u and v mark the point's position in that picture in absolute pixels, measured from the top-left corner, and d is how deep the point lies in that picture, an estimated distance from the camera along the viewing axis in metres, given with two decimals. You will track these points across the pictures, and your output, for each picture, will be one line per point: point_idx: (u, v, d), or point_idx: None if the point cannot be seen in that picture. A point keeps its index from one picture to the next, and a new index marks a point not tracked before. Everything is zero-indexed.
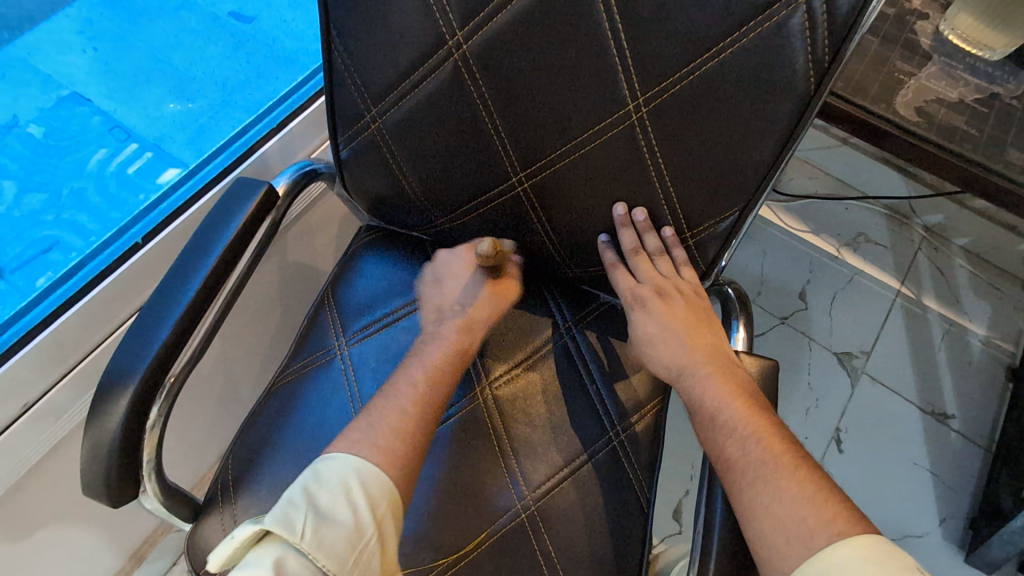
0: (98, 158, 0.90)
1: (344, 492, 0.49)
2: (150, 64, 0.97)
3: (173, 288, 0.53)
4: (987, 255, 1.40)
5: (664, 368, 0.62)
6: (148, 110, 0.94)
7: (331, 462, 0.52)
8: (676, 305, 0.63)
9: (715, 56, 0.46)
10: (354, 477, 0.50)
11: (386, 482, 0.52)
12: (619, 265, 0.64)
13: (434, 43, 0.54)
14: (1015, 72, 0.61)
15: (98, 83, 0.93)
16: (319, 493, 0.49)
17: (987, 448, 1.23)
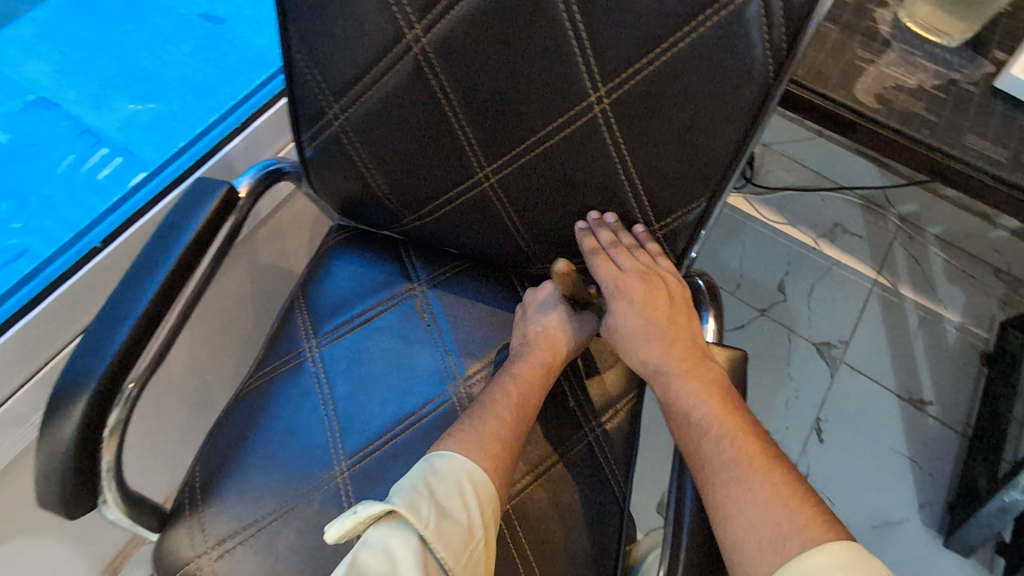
0: (68, 165, 0.88)
1: (459, 491, 0.53)
2: (119, 68, 0.94)
3: (130, 293, 0.52)
4: (960, 243, 1.41)
5: (645, 362, 0.61)
6: (119, 116, 0.91)
7: (446, 460, 0.55)
8: (659, 296, 0.61)
9: (674, 45, 0.46)
10: (467, 480, 0.54)
11: (492, 488, 0.55)
12: (599, 252, 0.61)
13: (393, 38, 0.53)
14: (972, 58, 0.62)
15: (69, 88, 0.91)
16: (438, 487, 0.53)
17: (963, 433, 1.24)
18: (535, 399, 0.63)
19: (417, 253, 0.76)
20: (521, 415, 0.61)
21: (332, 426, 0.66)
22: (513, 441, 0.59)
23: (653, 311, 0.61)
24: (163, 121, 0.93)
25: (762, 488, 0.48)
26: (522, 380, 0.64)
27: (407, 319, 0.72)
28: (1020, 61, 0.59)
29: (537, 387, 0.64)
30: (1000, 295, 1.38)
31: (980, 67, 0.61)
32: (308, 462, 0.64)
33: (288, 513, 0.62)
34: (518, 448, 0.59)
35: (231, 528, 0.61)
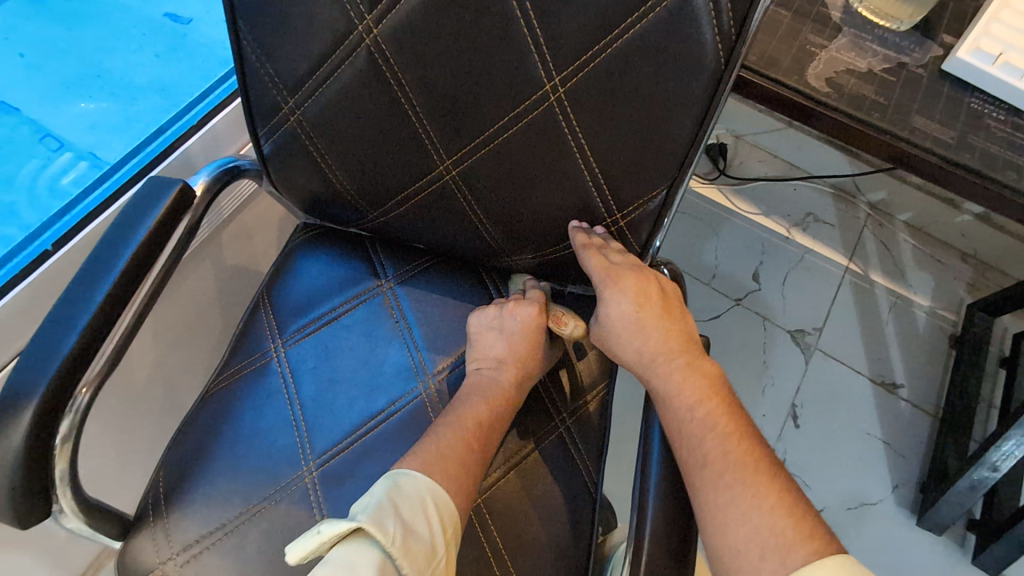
0: (30, 170, 0.86)
1: (422, 507, 0.52)
2: (82, 71, 0.92)
3: (79, 296, 0.51)
4: (928, 228, 1.44)
5: (639, 357, 0.59)
6: (82, 118, 0.90)
7: (410, 477, 0.54)
8: (652, 289, 0.60)
9: (625, 32, 0.46)
10: (431, 496, 0.53)
11: (453, 506, 0.54)
12: (589, 246, 0.60)
13: (344, 30, 0.53)
14: (921, 42, 0.63)
15: (31, 91, 0.88)
16: (402, 504, 0.51)
17: (934, 415, 1.27)
18: (501, 414, 0.63)
19: (384, 250, 0.76)
20: (482, 431, 0.61)
21: (299, 426, 0.65)
22: (468, 450, 0.59)
23: (647, 302, 0.59)
24: (127, 122, 0.92)
25: (723, 476, 0.48)
26: (486, 398, 0.63)
27: (375, 317, 0.71)
28: (966, 44, 0.60)
29: (502, 403, 0.63)
30: (966, 278, 1.41)
31: (928, 51, 0.63)
32: (275, 464, 0.63)
33: (256, 516, 0.61)
34: (479, 461, 0.59)
35: (197, 533, 0.60)
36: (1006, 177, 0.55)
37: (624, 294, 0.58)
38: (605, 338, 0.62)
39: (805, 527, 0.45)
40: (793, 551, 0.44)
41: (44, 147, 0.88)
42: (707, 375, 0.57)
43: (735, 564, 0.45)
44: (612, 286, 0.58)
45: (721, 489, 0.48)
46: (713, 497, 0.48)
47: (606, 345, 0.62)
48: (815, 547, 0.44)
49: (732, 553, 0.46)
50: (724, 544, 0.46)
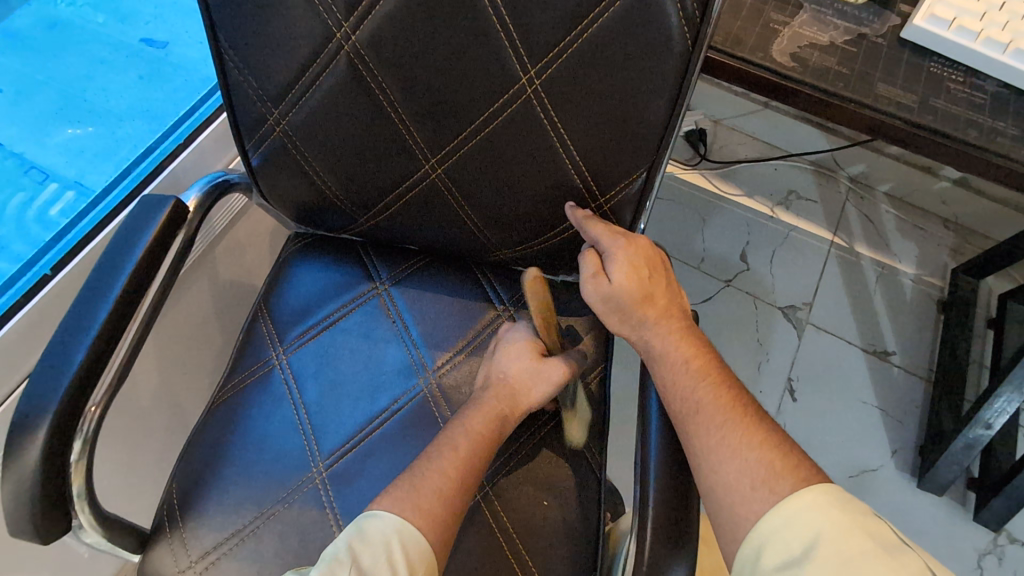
0: (18, 203, 0.87)
1: (386, 553, 0.50)
2: (64, 102, 0.93)
3: (84, 314, 0.52)
4: (908, 197, 1.47)
5: (647, 325, 0.59)
6: (67, 146, 0.91)
7: (375, 520, 0.52)
8: (656, 257, 0.61)
9: (594, 20, 0.48)
10: (395, 539, 0.51)
11: (426, 547, 0.52)
12: (592, 219, 0.61)
13: (324, 37, 0.54)
14: (880, 13, 0.65)
15: (13, 124, 0.88)
16: (363, 552, 0.50)
17: (927, 378, 1.30)
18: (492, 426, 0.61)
19: (377, 253, 0.77)
20: (479, 438, 0.60)
21: (306, 429, 0.67)
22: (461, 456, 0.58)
23: (653, 271, 0.60)
24: (118, 143, 0.94)
25: (716, 419, 0.51)
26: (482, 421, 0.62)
27: (372, 318, 0.73)
28: (922, 11, 0.62)
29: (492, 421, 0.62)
30: (948, 244, 1.44)
31: (887, 20, 0.65)
32: (284, 467, 0.65)
33: (271, 518, 0.62)
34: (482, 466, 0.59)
35: (214, 541, 0.61)
36: (967, 134, 0.58)
37: (634, 260, 0.59)
38: (608, 311, 0.61)
39: (791, 459, 0.48)
40: (781, 481, 0.46)
41: (38, 177, 0.89)
42: (697, 338, 0.59)
43: (727, 498, 0.47)
44: (626, 252, 0.58)
45: (711, 434, 0.50)
46: (706, 442, 0.50)
47: (614, 322, 0.61)
48: (801, 476, 0.46)
49: (725, 490, 0.47)
50: (715, 486, 0.48)
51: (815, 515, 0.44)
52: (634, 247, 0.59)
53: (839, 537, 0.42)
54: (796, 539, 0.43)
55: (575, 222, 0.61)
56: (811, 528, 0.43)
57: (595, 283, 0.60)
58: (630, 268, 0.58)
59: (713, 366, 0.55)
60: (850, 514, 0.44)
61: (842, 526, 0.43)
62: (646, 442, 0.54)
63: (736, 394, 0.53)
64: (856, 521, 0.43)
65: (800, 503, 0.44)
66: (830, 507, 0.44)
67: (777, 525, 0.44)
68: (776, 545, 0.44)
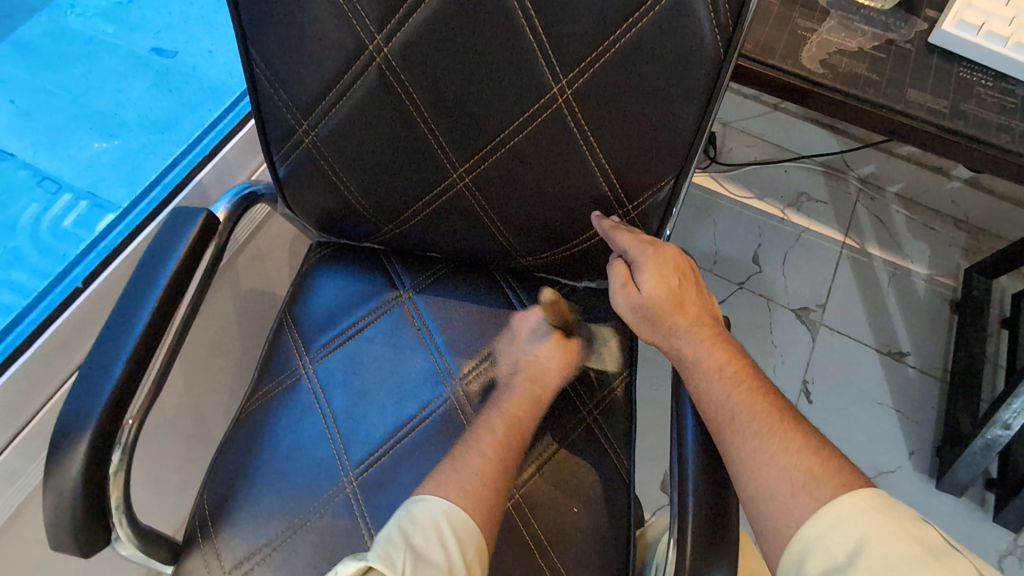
0: (30, 215, 0.87)
1: (436, 534, 0.51)
2: (74, 112, 0.92)
3: (121, 327, 0.52)
4: (921, 198, 1.47)
5: (677, 332, 0.59)
6: (79, 158, 0.92)
7: (422, 504, 0.53)
8: (684, 262, 0.61)
9: (627, 31, 0.48)
10: (445, 520, 0.52)
11: (474, 527, 0.53)
12: (619, 228, 0.61)
13: (356, 50, 0.54)
14: (906, 19, 0.65)
15: (24, 137, 0.88)
16: (416, 534, 0.51)
17: (943, 379, 1.29)
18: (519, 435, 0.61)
19: (400, 261, 0.77)
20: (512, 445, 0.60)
21: (334, 439, 0.67)
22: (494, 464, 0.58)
23: (682, 278, 0.60)
24: (144, 155, 0.95)
25: (752, 425, 0.51)
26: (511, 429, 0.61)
27: (397, 327, 0.73)
28: (950, 17, 0.62)
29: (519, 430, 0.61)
30: (961, 244, 1.43)
31: (914, 26, 0.65)
32: (314, 477, 0.65)
33: (302, 529, 0.62)
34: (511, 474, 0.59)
35: (247, 551, 0.62)
36: (999, 139, 0.58)
37: (663, 269, 0.59)
38: (638, 321, 0.61)
39: (831, 465, 0.48)
40: (823, 486, 0.46)
41: (64, 193, 0.89)
42: (727, 343, 0.59)
43: (767, 505, 0.47)
44: (655, 262, 0.58)
45: (748, 440, 0.50)
46: (743, 448, 0.50)
47: (647, 330, 0.61)
48: (843, 481, 0.46)
49: (764, 496, 0.47)
50: (755, 492, 0.48)
51: (858, 521, 0.44)
52: (663, 256, 0.59)
53: (885, 542, 0.42)
54: (840, 544, 0.43)
55: (602, 232, 0.62)
56: (854, 534, 0.43)
57: (625, 293, 0.60)
58: (660, 277, 0.59)
59: (747, 372, 0.55)
60: (894, 520, 0.43)
61: (887, 532, 0.43)
62: (683, 450, 0.54)
63: (771, 399, 0.53)
64: (901, 526, 0.43)
65: (842, 509, 0.44)
66: (872, 512, 0.44)
67: (820, 531, 0.44)
68: (821, 552, 0.44)
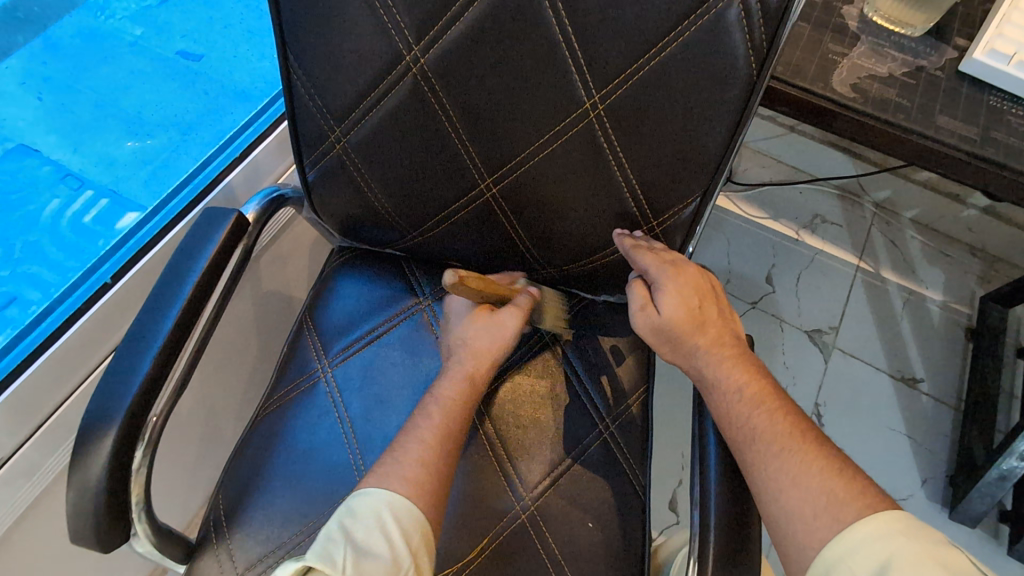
0: (52, 210, 0.87)
1: (378, 525, 0.51)
2: (100, 109, 0.94)
3: (151, 322, 0.53)
4: (936, 225, 1.47)
5: (699, 352, 0.59)
6: (103, 156, 0.93)
7: (366, 497, 0.53)
8: (703, 280, 0.61)
9: (661, 50, 0.48)
10: (388, 511, 0.52)
11: (418, 514, 0.53)
12: (639, 245, 0.61)
13: (392, 60, 0.55)
14: (936, 46, 0.66)
15: (52, 133, 0.90)
16: (355, 530, 0.51)
17: (957, 407, 1.28)
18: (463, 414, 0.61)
19: (420, 269, 0.78)
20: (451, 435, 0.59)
21: (350, 443, 0.67)
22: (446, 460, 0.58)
23: (702, 298, 0.60)
24: (173, 153, 0.96)
25: (772, 445, 0.51)
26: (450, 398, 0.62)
27: (416, 333, 0.73)
28: (980, 46, 0.63)
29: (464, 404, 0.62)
30: (976, 272, 1.43)
31: (944, 54, 0.66)
32: (330, 480, 0.65)
33: (316, 533, 0.62)
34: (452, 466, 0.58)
35: (260, 553, 0.62)
36: None
37: (684, 290, 0.59)
38: (659, 341, 0.61)
39: (853, 486, 0.47)
40: (844, 508, 0.46)
41: (90, 192, 0.90)
42: (748, 362, 0.58)
43: (786, 526, 0.47)
44: (675, 282, 0.59)
45: (768, 459, 0.50)
46: (764, 468, 0.50)
47: (664, 349, 0.61)
48: (865, 503, 0.46)
49: (784, 517, 0.47)
50: (775, 513, 0.48)
51: (883, 543, 0.43)
52: (684, 277, 0.59)
53: (911, 566, 0.42)
54: (864, 566, 0.43)
55: (624, 250, 0.62)
56: (879, 556, 0.43)
57: (644, 315, 0.60)
58: (680, 298, 0.59)
59: (768, 392, 0.55)
60: (921, 543, 0.43)
61: (911, 556, 0.42)
62: (703, 468, 0.54)
63: (794, 419, 0.53)
64: (928, 551, 0.42)
65: (866, 530, 0.44)
66: (899, 535, 0.43)
67: (843, 552, 0.44)
68: (843, 573, 0.43)
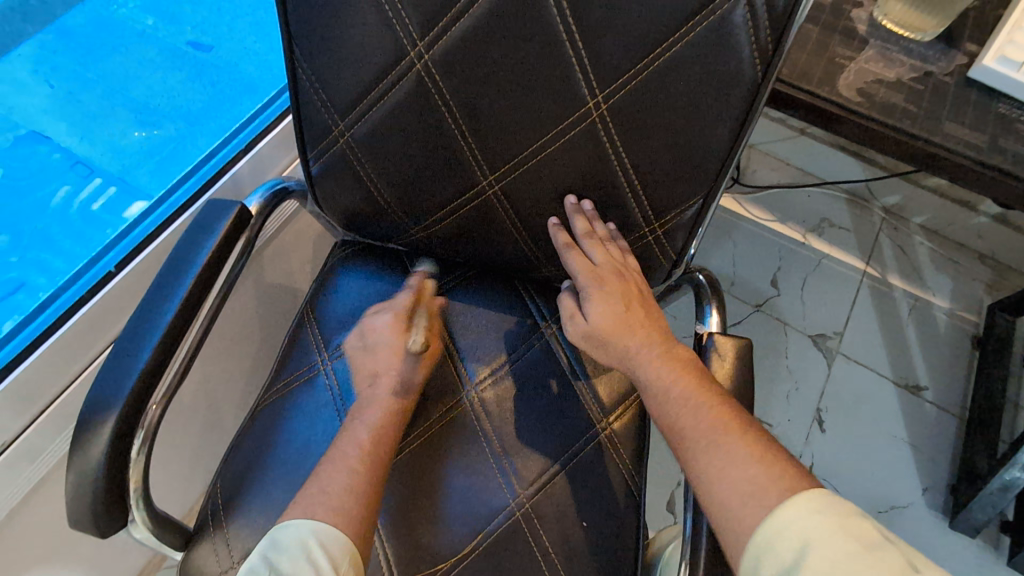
0: (61, 196, 0.88)
1: (303, 552, 0.50)
2: (109, 99, 0.95)
3: (153, 310, 0.54)
4: (944, 231, 1.45)
5: (630, 355, 0.60)
6: (111, 145, 0.93)
7: (289, 529, 0.52)
8: (629, 286, 0.62)
9: (666, 52, 0.48)
10: (312, 537, 0.51)
11: (344, 539, 0.52)
12: (571, 249, 0.63)
13: (397, 55, 0.55)
14: (946, 51, 0.65)
15: (62, 121, 0.91)
16: (280, 560, 0.50)
17: (961, 416, 1.27)
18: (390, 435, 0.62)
19: (422, 265, 0.78)
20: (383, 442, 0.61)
21: None
22: None
23: (630, 303, 0.62)
24: (180, 144, 0.96)
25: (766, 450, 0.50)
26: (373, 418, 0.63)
27: None
28: (991, 51, 0.62)
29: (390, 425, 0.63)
30: (984, 280, 1.41)
31: (954, 59, 0.65)
32: None
33: None
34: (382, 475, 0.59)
35: (255, 542, 0.62)
36: None
37: (608, 297, 0.61)
38: (592, 346, 0.63)
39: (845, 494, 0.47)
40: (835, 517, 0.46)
41: (99, 179, 0.91)
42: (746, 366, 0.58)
43: None
44: (598, 292, 0.61)
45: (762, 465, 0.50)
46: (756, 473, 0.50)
47: (595, 350, 0.63)
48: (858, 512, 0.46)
49: None
50: None
51: (805, 521, 0.44)
52: (608, 285, 0.61)
53: (827, 540, 0.43)
54: (787, 545, 0.44)
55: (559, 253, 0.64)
56: (800, 535, 0.44)
57: (575, 323, 0.64)
58: (604, 305, 0.61)
59: None
60: (837, 518, 0.44)
61: (825, 530, 0.44)
62: None
63: None
64: (840, 524, 0.44)
65: (791, 511, 0.45)
66: (817, 513, 0.45)
67: (770, 534, 0.45)
68: (772, 556, 0.44)
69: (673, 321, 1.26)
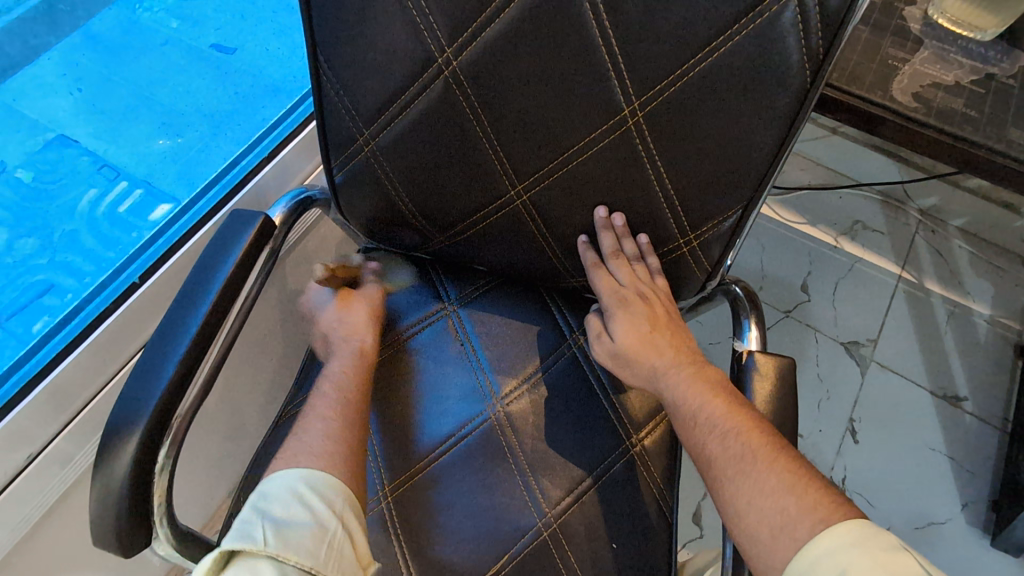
0: (87, 200, 0.88)
1: (294, 496, 0.50)
2: (135, 104, 0.94)
3: (177, 324, 0.53)
4: (986, 234, 1.39)
5: (657, 374, 0.60)
6: (136, 151, 0.93)
7: (276, 479, 0.52)
8: (656, 309, 0.62)
9: (707, 56, 0.46)
10: (301, 484, 0.51)
11: (337, 482, 0.53)
12: (598, 268, 0.63)
13: (424, 61, 0.53)
14: (1008, 52, 0.62)
15: (87, 124, 0.91)
16: (271, 507, 0.49)
17: (1003, 428, 1.22)
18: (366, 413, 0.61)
19: (446, 274, 0.77)
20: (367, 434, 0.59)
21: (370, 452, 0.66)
22: None
23: (655, 325, 0.61)
24: (204, 150, 0.95)
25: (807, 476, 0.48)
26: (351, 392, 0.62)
27: (439, 339, 0.72)
28: None
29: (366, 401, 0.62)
30: None
31: (1016, 60, 0.61)
32: None
33: None
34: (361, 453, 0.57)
35: None
36: None
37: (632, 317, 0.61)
38: (618, 366, 0.63)
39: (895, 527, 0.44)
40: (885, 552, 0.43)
41: (125, 183, 0.91)
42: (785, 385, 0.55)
43: None
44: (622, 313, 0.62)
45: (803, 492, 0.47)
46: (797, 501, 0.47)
47: (617, 370, 0.64)
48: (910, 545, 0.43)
49: None
50: None
51: (840, 554, 0.42)
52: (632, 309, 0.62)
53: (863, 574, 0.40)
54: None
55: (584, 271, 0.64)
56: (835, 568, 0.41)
57: (601, 344, 0.64)
58: (629, 325, 0.61)
59: None
60: (873, 553, 0.41)
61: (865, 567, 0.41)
62: None
63: None
64: (877, 559, 0.41)
65: (825, 544, 0.42)
66: (854, 546, 0.42)
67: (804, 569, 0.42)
68: None
69: (701, 328, 1.22)
